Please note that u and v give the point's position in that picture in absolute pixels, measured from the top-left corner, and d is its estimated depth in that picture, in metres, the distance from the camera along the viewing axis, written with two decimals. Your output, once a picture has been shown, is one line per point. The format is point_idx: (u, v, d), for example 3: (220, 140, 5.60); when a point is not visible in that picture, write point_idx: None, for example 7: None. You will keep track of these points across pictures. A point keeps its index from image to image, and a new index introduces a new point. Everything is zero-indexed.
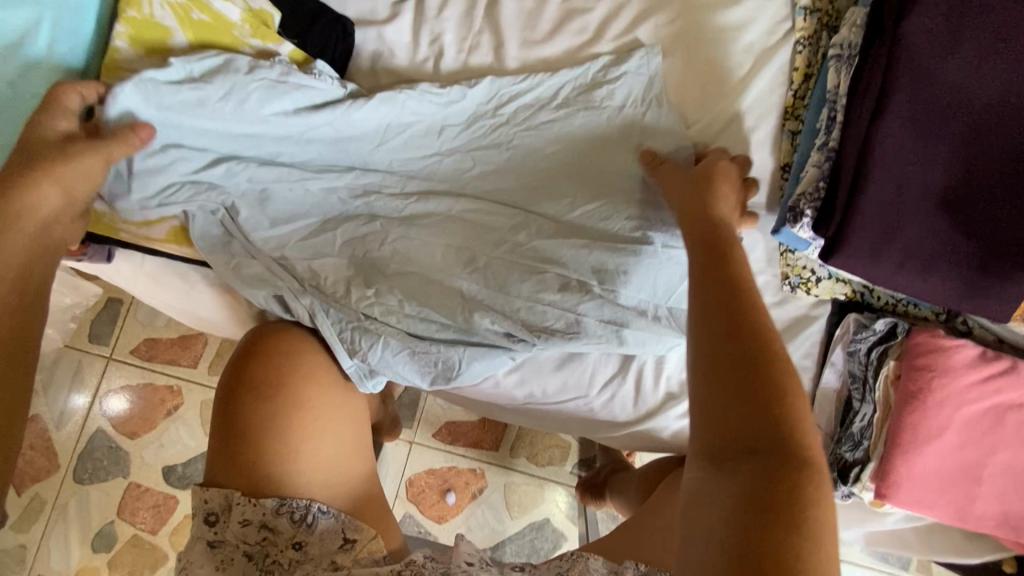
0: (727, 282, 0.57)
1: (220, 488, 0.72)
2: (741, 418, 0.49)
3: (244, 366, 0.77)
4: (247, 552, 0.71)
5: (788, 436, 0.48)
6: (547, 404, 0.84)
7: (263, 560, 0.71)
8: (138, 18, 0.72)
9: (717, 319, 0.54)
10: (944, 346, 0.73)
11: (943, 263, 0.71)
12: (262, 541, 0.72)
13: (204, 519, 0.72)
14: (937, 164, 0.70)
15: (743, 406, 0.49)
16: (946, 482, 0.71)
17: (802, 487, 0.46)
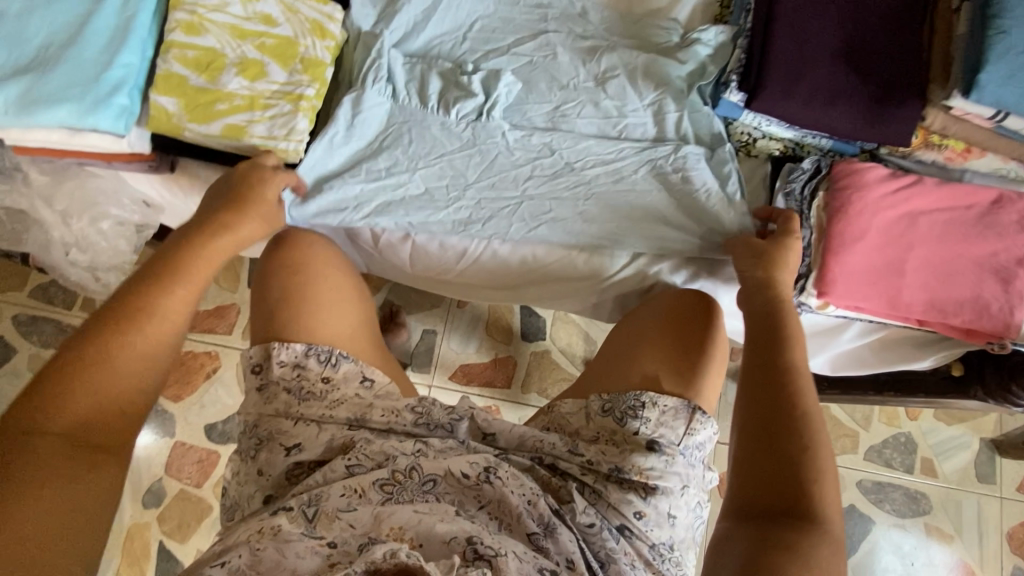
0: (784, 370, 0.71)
1: (260, 340, 0.87)
2: (773, 482, 0.63)
3: (272, 249, 0.94)
4: (287, 389, 0.85)
5: (804, 491, 0.62)
6: (541, 266, 1.01)
7: (298, 391, 0.84)
8: None
9: (763, 400, 0.69)
10: (857, 168, 0.88)
11: (844, 99, 0.87)
12: (297, 378, 0.85)
13: (250, 368, 0.86)
14: (827, 23, 0.89)
15: (783, 479, 0.63)
16: (877, 276, 0.85)
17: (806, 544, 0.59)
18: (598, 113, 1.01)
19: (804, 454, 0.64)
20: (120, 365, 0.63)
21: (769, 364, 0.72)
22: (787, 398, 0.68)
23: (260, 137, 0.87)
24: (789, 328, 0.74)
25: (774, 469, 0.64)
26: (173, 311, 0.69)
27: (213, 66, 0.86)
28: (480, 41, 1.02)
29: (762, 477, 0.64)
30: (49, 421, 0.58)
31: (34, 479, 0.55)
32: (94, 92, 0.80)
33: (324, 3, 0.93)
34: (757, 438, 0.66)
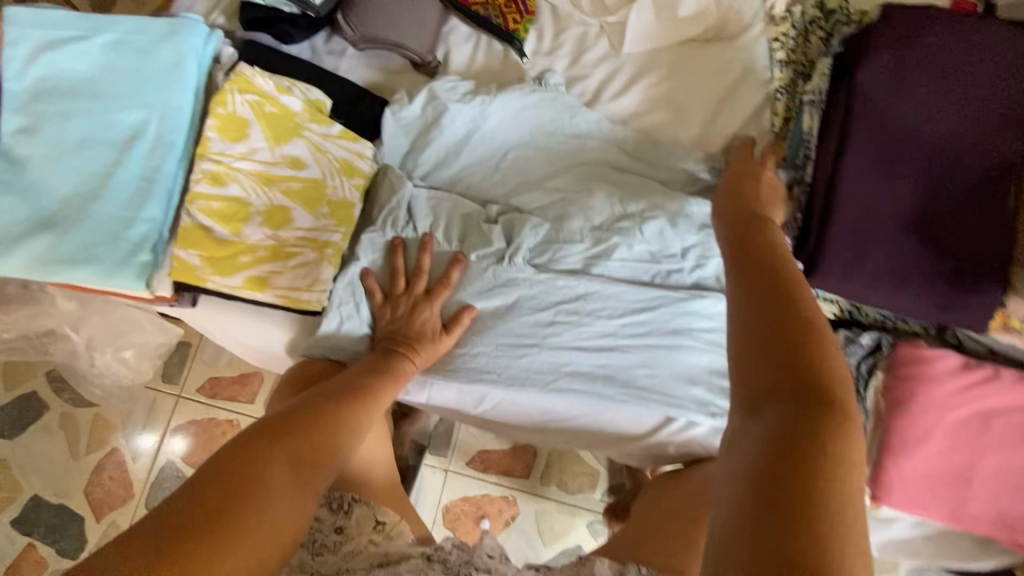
0: (776, 308, 0.52)
1: None
2: (778, 370, 0.49)
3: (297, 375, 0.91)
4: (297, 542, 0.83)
5: (826, 433, 0.45)
6: (564, 418, 0.95)
7: (313, 544, 0.82)
8: (224, 114, 0.83)
9: (758, 356, 0.51)
10: (926, 356, 0.79)
11: (916, 280, 0.78)
12: (311, 531, 0.84)
13: None
14: (902, 191, 0.80)
15: (787, 388, 0.48)
16: (939, 484, 0.77)
17: (830, 479, 0.43)
18: (638, 256, 0.95)
19: (823, 484, 0.42)
20: (330, 430, 0.74)
21: (766, 314, 0.52)
22: (817, 422, 0.46)
23: (282, 288, 0.85)
24: (791, 274, 0.56)
25: (790, 391, 0.48)
26: (365, 420, 0.80)
27: (238, 216, 0.83)
28: (513, 171, 0.97)
29: (748, 366, 0.51)
30: (271, 457, 0.66)
31: (226, 507, 0.59)
32: (118, 251, 0.78)
33: (354, 140, 0.90)
34: (744, 349, 0.52)
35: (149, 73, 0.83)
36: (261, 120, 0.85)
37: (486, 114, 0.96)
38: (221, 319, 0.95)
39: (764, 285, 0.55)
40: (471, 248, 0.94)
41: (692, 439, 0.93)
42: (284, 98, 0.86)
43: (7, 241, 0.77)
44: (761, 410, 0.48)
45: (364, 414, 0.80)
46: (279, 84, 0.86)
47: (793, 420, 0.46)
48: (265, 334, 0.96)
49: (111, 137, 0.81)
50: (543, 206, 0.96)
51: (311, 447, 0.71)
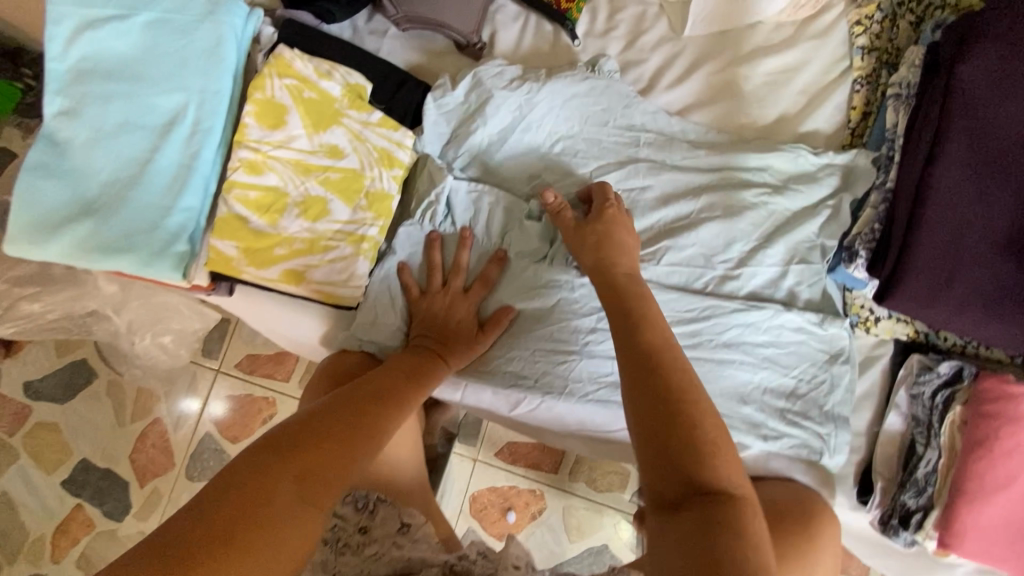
0: (654, 386, 0.58)
1: None
2: (693, 461, 0.54)
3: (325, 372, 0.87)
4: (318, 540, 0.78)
5: (717, 495, 0.53)
6: (602, 429, 0.91)
7: (335, 544, 0.77)
8: (262, 99, 0.79)
9: (648, 424, 0.57)
10: (1018, 394, 0.70)
11: (1013, 308, 0.69)
12: (334, 530, 0.79)
13: None
14: (1004, 207, 0.70)
15: (681, 468, 0.55)
16: (1022, 534, 0.69)
17: (735, 534, 0.51)
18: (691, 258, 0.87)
19: (738, 552, 0.49)
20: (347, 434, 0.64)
21: (658, 425, 0.56)
22: (724, 511, 0.52)
23: (318, 283, 0.82)
24: (659, 354, 0.61)
25: (680, 483, 0.54)
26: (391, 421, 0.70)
27: (275, 206, 0.81)
28: (559, 165, 0.91)
29: (661, 459, 0.55)
30: (285, 486, 0.57)
31: (230, 543, 0.52)
32: (155, 240, 0.77)
33: (394, 128, 0.85)
34: (653, 445, 0.56)
35: (188, 55, 0.80)
36: (300, 107, 0.81)
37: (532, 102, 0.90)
38: (258, 308, 0.93)
39: (637, 376, 0.59)
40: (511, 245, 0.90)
41: None
42: (324, 83, 0.82)
43: (49, 228, 0.77)
44: (677, 511, 0.54)
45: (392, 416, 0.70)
46: (318, 67, 0.82)
47: (710, 515, 0.52)
48: (299, 325, 0.94)
49: (149, 122, 0.79)
50: None
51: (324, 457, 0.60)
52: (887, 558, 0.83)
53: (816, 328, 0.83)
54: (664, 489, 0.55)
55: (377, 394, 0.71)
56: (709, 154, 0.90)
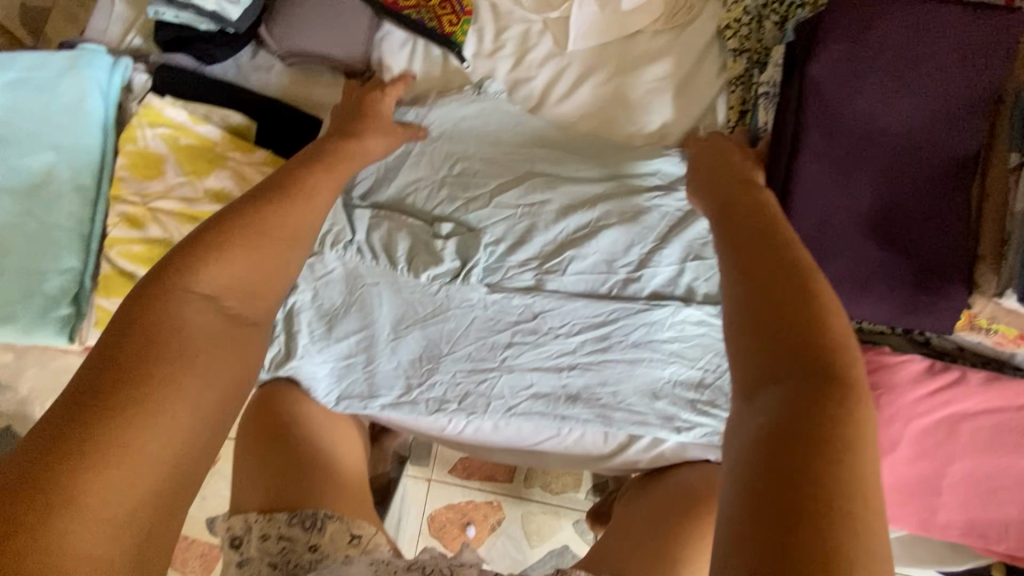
0: (769, 258, 0.47)
1: (241, 513, 0.77)
2: (784, 338, 0.42)
3: (263, 411, 0.87)
4: (269, 561, 0.72)
5: (826, 352, 0.41)
6: (527, 443, 0.92)
7: (285, 566, 0.71)
8: (136, 151, 0.79)
9: (756, 301, 0.45)
10: (890, 363, 0.75)
11: (877, 286, 0.75)
12: (282, 551, 0.72)
13: (229, 544, 0.77)
14: (861, 192, 0.76)
15: (778, 330, 0.43)
16: (909, 494, 0.74)
17: (841, 437, 0.38)
18: (593, 266, 0.90)
19: (828, 466, 0.36)
20: (151, 363, 0.45)
21: (769, 313, 0.44)
22: (827, 386, 0.40)
23: None
24: (771, 227, 0.51)
25: (758, 362, 0.43)
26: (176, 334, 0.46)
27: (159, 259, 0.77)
28: (460, 186, 0.92)
29: (755, 329, 0.44)
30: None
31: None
32: (35, 306, 0.75)
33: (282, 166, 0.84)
34: (755, 316, 0.44)
35: (53, 113, 0.77)
36: (178, 155, 0.80)
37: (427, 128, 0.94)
38: None
39: (742, 244, 0.50)
40: (417, 266, 0.89)
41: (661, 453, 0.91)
42: (199, 128, 0.81)
43: None
44: (760, 392, 0.42)
45: (172, 327, 0.47)
46: (193, 112, 0.81)
47: (807, 395, 0.40)
48: None
49: (15, 185, 0.76)
50: (493, 222, 0.91)
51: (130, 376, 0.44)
52: None
53: (715, 318, 0.87)
54: (766, 360, 0.42)
55: (105, 390, 0.43)
56: (601, 163, 0.93)
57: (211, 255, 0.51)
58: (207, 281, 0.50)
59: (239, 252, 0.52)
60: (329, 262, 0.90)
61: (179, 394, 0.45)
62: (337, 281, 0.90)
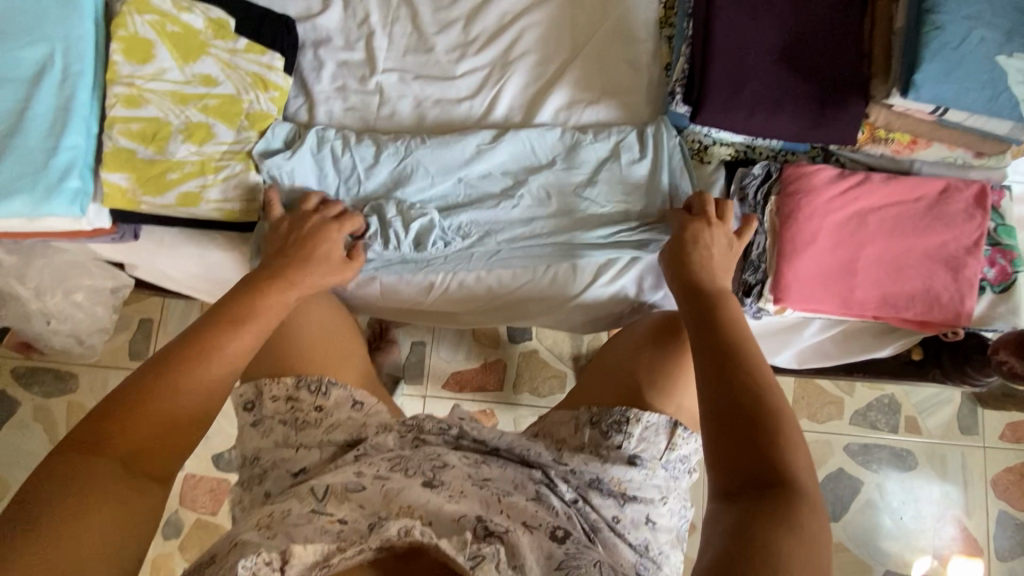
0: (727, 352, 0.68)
1: (251, 381, 0.93)
2: (753, 430, 0.61)
3: None
4: (283, 421, 0.89)
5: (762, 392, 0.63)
6: (508, 290, 1.02)
7: (295, 421, 0.89)
8: (127, 36, 0.85)
9: (719, 385, 0.65)
10: (807, 171, 0.89)
11: (789, 104, 0.87)
12: (292, 410, 0.89)
13: (244, 407, 0.91)
14: (769, 28, 0.88)
15: (751, 444, 0.60)
16: (831, 278, 0.87)
17: (794, 513, 0.56)
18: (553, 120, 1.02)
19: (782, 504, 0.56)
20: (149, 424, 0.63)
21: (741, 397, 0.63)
22: (786, 507, 0.56)
23: (218, 202, 0.90)
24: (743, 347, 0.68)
25: (748, 470, 0.59)
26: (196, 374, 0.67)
27: (159, 135, 0.87)
28: (429, 76, 1.04)
29: (732, 435, 0.61)
30: (105, 453, 0.60)
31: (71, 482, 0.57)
32: (44, 179, 0.81)
33: (261, 52, 0.92)
34: (726, 427, 0.62)
35: (44, 6, 0.84)
36: (166, 41, 0.88)
37: (396, 32, 1.06)
38: (166, 248, 0.99)
39: (726, 359, 0.67)
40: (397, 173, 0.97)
41: (623, 291, 1.02)
42: (185, 16, 0.89)
43: None
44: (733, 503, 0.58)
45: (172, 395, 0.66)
46: (177, 3, 0.89)
47: (772, 502, 0.57)
48: (213, 258, 0.99)
49: (18, 72, 0.83)
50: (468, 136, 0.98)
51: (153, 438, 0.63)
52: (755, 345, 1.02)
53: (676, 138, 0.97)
54: (741, 475, 0.59)
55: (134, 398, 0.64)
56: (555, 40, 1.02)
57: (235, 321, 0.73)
58: (223, 354, 0.70)
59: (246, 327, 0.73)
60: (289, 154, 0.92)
61: (173, 398, 0.65)
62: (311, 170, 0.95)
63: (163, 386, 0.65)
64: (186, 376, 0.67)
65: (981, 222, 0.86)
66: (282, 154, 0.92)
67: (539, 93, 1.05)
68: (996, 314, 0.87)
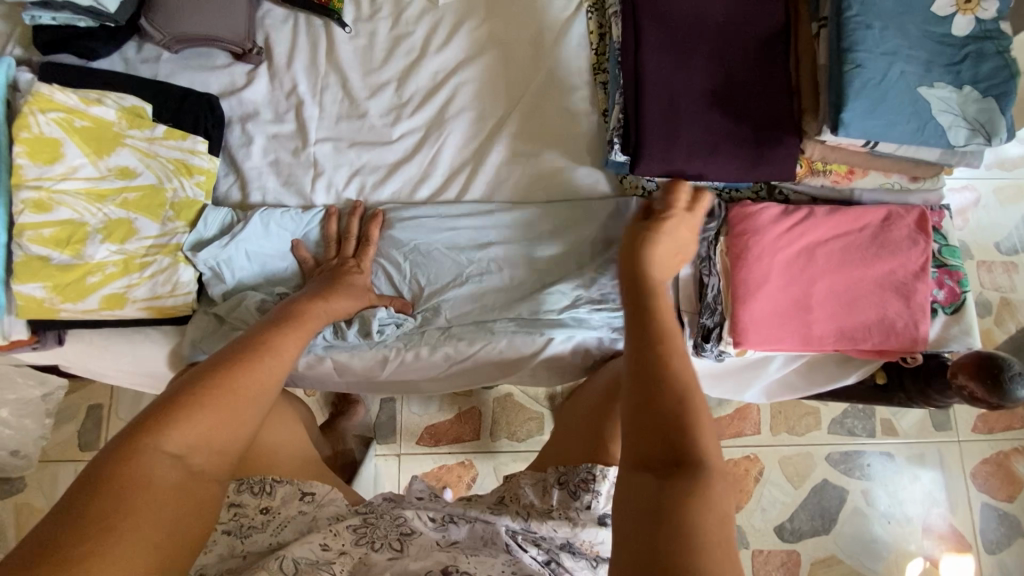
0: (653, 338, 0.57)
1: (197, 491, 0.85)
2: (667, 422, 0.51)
3: None
4: (224, 531, 0.76)
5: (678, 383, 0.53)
6: (466, 357, 0.99)
7: (240, 530, 0.76)
8: (31, 137, 0.80)
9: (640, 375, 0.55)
10: (751, 212, 0.88)
11: (726, 147, 0.87)
12: (235, 517, 0.78)
13: None
14: (697, 74, 0.88)
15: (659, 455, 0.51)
16: (786, 317, 0.86)
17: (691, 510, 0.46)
18: (494, 175, 1.02)
19: (685, 509, 0.46)
20: (189, 429, 0.60)
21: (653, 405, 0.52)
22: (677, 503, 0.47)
23: (144, 300, 0.85)
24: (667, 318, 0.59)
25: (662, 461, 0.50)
26: (265, 382, 0.68)
27: (75, 238, 0.82)
28: (365, 143, 1.02)
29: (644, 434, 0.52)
30: (152, 461, 0.56)
31: (96, 517, 0.51)
32: None
33: (182, 137, 0.89)
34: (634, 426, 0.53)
35: None
36: (75, 137, 0.83)
37: (327, 101, 1.03)
38: (96, 351, 0.92)
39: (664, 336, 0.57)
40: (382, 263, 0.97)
41: (584, 343, 0.99)
42: (94, 109, 0.84)
43: None
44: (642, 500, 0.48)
45: (241, 392, 0.65)
46: (84, 96, 0.84)
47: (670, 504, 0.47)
48: (147, 355, 0.93)
49: None
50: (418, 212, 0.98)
51: (202, 449, 0.60)
52: (722, 384, 1.01)
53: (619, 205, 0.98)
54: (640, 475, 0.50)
55: (160, 415, 0.59)
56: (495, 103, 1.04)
57: (269, 346, 0.72)
58: (270, 369, 0.69)
59: (272, 353, 0.71)
60: (220, 245, 0.89)
61: (219, 418, 0.62)
62: (244, 257, 0.91)
63: (225, 398, 0.63)
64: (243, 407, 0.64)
65: (925, 247, 0.87)
66: (215, 241, 0.89)
67: (479, 149, 1.03)
68: (951, 335, 0.88)
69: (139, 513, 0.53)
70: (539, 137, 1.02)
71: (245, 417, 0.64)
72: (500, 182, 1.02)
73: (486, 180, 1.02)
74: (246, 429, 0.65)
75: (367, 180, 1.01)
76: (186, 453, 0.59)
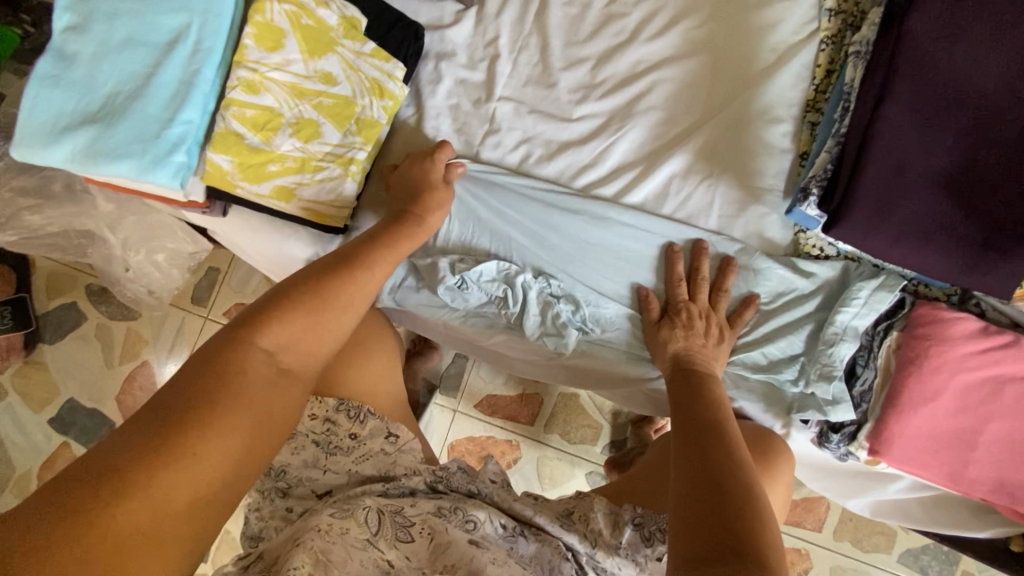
0: (706, 425, 0.71)
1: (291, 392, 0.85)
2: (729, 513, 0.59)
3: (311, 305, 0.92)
4: (315, 441, 0.82)
5: (728, 479, 0.62)
6: (570, 357, 0.97)
7: (327, 445, 0.82)
8: (262, 22, 0.84)
9: (696, 476, 0.64)
10: (944, 318, 0.78)
11: (943, 239, 0.76)
12: (326, 432, 0.83)
13: None
14: (939, 149, 0.77)
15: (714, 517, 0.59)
16: (941, 445, 0.77)
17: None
18: (661, 186, 0.96)
19: None
20: (281, 328, 0.65)
21: (720, 509, 0.59)
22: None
23: (308, 201, 0.89)
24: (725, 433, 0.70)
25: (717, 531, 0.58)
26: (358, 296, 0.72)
27: (269, 125, 0.86)
28: (544, 114, 1.00)
29: (701, 513, 0.60)
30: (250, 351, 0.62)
31: (205, 395, 0.57)
32: (155, 150, 0.81)
33: (386, 59, 0.90)
34: (687, 496, 0.63)
35: None
36: (297, 32, 0.87)
37: (520, 62, 1.01)
38: (248, 231, 0.98)
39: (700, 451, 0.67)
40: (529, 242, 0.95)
41: None
42: (320, 11, 0.87)
43: (54, 133, 0.82)
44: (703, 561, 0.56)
45: (348, 294, 0.71)
46: None
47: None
48: (288, 250, 0.98)
49: (153, 39, 0.83)
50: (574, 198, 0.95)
51: (294, 339, 0.66)
52: (828, 481, 0.94)
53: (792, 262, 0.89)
54: (692, 543, 0.58)
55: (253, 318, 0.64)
56: (688, 113, 0.97)
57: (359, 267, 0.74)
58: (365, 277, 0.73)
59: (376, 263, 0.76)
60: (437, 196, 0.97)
61: (325, 314, 0.68)
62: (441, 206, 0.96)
63: (313, 311, 0.67)
64: (331, 314, 0.69)
65: None
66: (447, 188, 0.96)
67: (654, 155, 0.97)
68: None
69: (236, 394, 0.58)
70: (722, 161, 0.95)
71: (335, 318, 0.69)
72: (665, 196, 0.96)
73: (652, 188, 0.96)
74: (332, 337, 0.70)
75: (534, 152, 0.99)
76: (277, 351, 0.64)
